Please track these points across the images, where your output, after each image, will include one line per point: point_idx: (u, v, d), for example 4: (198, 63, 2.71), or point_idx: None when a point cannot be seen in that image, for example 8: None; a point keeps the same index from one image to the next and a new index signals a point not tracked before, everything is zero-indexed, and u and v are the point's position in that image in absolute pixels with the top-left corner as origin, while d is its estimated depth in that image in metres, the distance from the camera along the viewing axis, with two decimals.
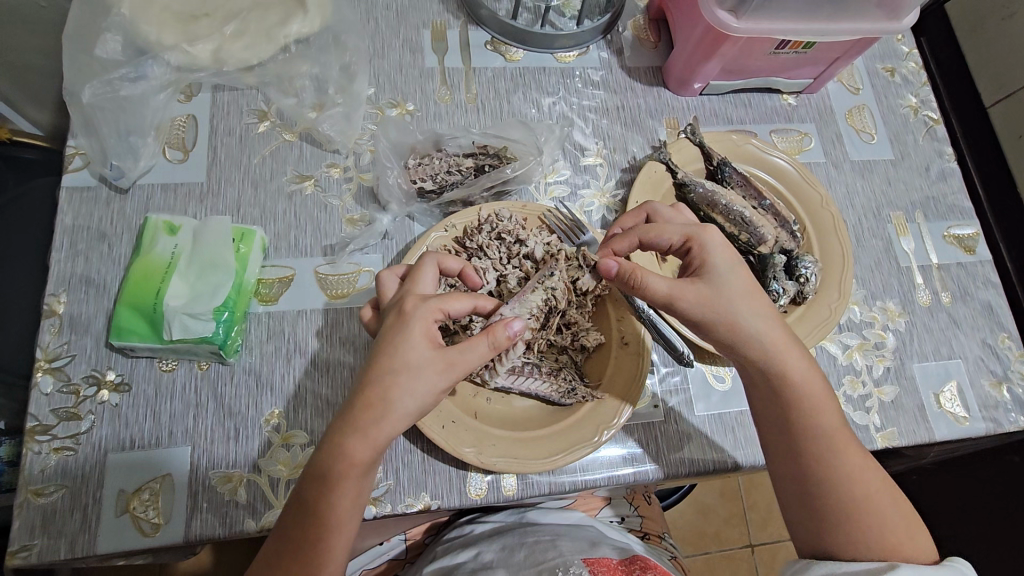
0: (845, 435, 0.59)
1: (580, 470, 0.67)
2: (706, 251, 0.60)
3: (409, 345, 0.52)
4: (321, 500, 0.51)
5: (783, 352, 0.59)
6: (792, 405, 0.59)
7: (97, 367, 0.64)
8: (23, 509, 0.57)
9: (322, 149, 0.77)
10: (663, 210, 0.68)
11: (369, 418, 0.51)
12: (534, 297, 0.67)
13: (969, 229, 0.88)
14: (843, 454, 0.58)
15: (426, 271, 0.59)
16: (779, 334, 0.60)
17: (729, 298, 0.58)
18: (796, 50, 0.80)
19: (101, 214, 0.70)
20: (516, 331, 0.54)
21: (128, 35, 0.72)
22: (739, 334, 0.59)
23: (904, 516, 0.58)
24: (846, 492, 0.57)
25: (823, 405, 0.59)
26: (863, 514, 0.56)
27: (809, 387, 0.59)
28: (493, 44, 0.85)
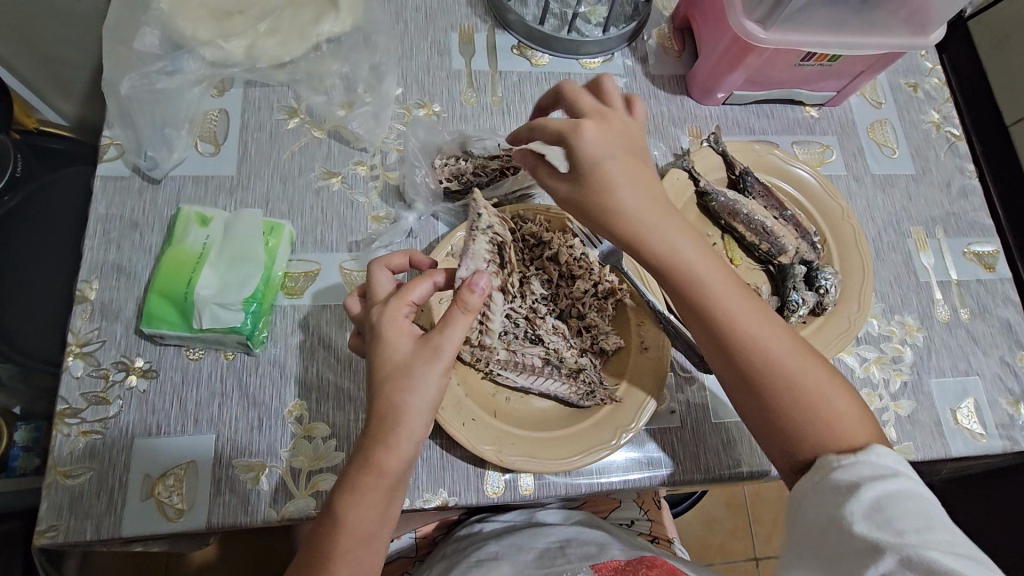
0: (753, 315, 0.54)
1: (595, 473, 0.68)
2: (581, 146, 0.52)
3: (394, 347, 0.53)
4: (345, 510, 0.51)
5: (667, 242, 0.54)
6: (691, 299, 0.55)
7: (126, 354, 0.65)
8: (51, 490, 0.59)
9: (350, 147, 0.78)
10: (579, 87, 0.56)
11: (385, 427, 0.52)
12: (480, 246, 0.63)
13: (989, 246, 0.88)
14: (748, 335, 0.54)
15: (379, 274, 0.60)
16: (666, 223, 0.54)
17: (605, 193, 0.52)
18: (821, 62, 0.81)
19: (134, 204, 0.72)
20: (482, 287, 0.53)
21: (166, 30, 0.74)
22: (625, 232, 0.53)
23: (832, 382, 0.54)
24: (764, 374, 0.54)
25: (720, 285, 0.54)
26: (796, 404, 0.53)
27: (708, 280, 0.54)
28: (520, 48, 0.86)
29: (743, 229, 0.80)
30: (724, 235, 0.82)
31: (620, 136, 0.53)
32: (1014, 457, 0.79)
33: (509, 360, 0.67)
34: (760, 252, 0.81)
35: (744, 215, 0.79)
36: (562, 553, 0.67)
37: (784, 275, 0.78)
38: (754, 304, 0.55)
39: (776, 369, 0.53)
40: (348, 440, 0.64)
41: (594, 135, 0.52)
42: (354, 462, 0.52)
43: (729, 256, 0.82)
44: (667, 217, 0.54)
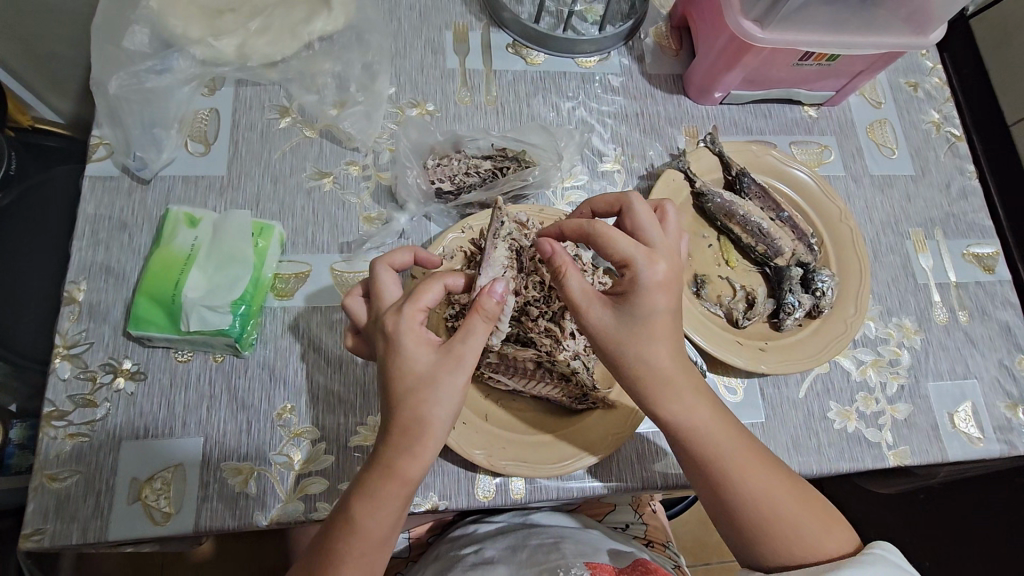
0: (749, 459, 0.58)
1: (588, 477, 0.67)
2: (636, 284, 0.54)
3: (416, 357, 0.52)
4: (363, 516, 0.52)
5: (670, 393, 0.57)
6: (687, 442, 0.58)
7: (114, 356, 0.65)
8: (38, 493, 0.58)
9: (342, 147, 0.77)
10: (641, 211, 0.58)
11: (409, 438, 0.52)
12: (499, 252, 0.66)
13: (988, 248, 0.87)
14: (742, 475, 0.57)
15: (384, 275, 0.59)
16: (677, 370, 0.57)
17: (630, 338, 0.56)
18: (820, 62, 0.80)
19: (123, 205, 0.71)
20: (499, 295, 0.55)
21: (156, 28, 0.73)
22: (640, 374, 0.57)
23: (822, 518, 0.57)
24: (752, 514, 0.57)
25: (720, 430, 0.58)
26: (778, 529, 0.56)
27: (708, 420, 0.58)
28: (515, 47, 0.85)
29: (740, 230, 0.79)
30: (720, 237, 0.81)
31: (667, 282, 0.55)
32: (1013, 462, 0.78)
33: (501, 363, 0.66)
34: (757, 254, 0.80)
35: (740, 216, 0.78)
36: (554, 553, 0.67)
37: (780, 278, 0.78)
38: (752, 448, 0.58)
39: (766, 509, 0.56)
40: (338, 444, 0.64)
41: (645, 277, 0.54)
42: (373, 468, 0.53)
43: (725, 257, 0.81)
44: (677, 369, 0.57)
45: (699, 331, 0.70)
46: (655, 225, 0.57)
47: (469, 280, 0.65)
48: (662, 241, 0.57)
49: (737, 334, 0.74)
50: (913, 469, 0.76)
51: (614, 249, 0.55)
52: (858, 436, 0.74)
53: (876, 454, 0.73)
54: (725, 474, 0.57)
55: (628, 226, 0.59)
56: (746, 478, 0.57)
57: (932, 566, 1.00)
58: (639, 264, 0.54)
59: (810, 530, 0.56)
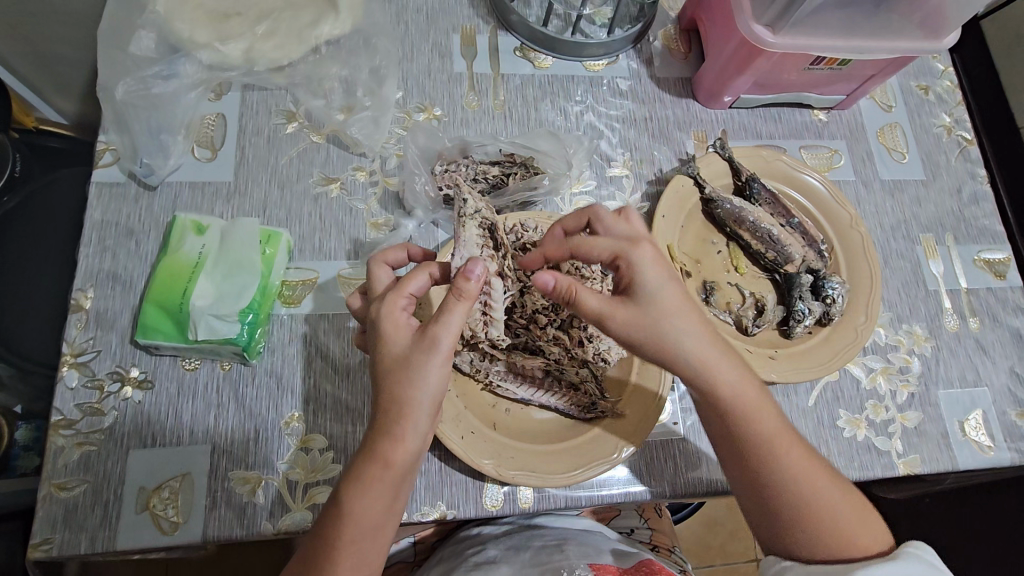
0: (784, 436, 0.57)
1: (596, 486, 0.67)
2: (635, 269, 0.56)
3: (392, 338, 0.53)
4: (349, 503, 0.51)
5: (714, 367, 0.56)
6: (731, 421, 0.57)
7: (121, 364, 0.64)
8: (46, 502, 0.58)
9: (349, 152, 0.77)
10: (606, 217, 0.61)
11: (390, 419, 0.51)
12: (471, 231, 0.64)
13: (1000, 254, 0.86)
14: (784, 454, 0.56)
15: (380, 271, 0.59)
16: (713, 348, 0.56)
17: (661, 314, 0.55)
18: (831, 66, 0.79)
19: (130, 211, 0.71)
20: (477, 276, 0.53)
21: (162, 33, 0.72)
22: (686, 356, 0.55)
23: (850, 496, 0.57)
24: (793, 492, 0.56)
25: (760, 413, 0.57)
26: (818, 511, 0.56)
27: (749, 405, 0.56)
28: (522, 50, 0.85)
29: (749, 237, 0.78)
30: (729, 244, 0.81)
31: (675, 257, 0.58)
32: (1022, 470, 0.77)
33: (509, 372, 0.67)
34: (767, 260, 0.79)
35: (750, 223, 0.77)
36: (560, 548, 0.67)
37: (790, 285, 0.77)
38: (785, 428, 0.58)
39: (803, 487, 0.56)
40: (345, 453, 0.63)
41: (655, 260, 0.56)
42: (361, 455, 0.52)
43: (734, 264, 0.80)
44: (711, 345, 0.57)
45: None
46: (623, 224, 0.60)
47: (445, 269, 0.63)
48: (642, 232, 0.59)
49: (748, 342, 0.73)
50: (922, 477, 0.76)
51: (599, 249, 0.58)
52: (867, 445, 0.73)
53: (885, 463, 0.72)
54: (767, 452, 0.56)
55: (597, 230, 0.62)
56: (787, 455, 0.56)
57: None
58: (628, 249, 0.57)
59: (842, 507, 0.56)
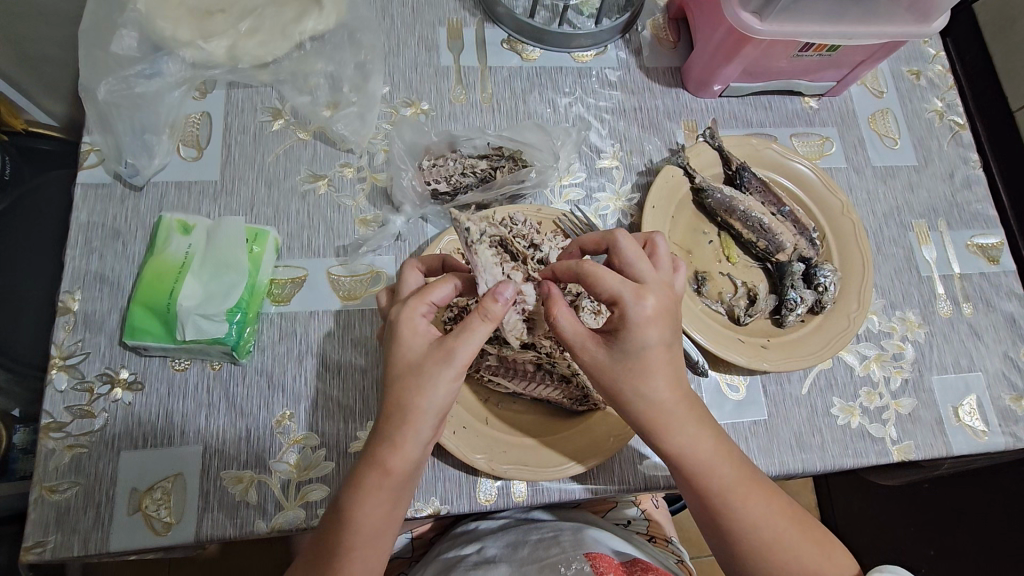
0: (744, 484, 0.56)
1: (590, 479, 0.67)
2: (625, 322, 0.52)
3: (410, 345, 0.52)
4: (352, 506, 0.51)
5: (675, 424, 0.56)
6: (693, 473, 0.56)
7: (111, 366, 0.64)
8: (38, 505, 0.58)
9: (336, 148, 0.76)
10: (627, 248, 0.54)
11: (393, 427, 0.51)
12: (485, 254, 0.61)
13: (993, 239, 0.86)
14: (744, 503, 0.56)
15: (409, 276, 0.58)
16: (678, 405, 0.56)
17: (628, 371, 0.54)
18: (820, 52, 0.79)
19: (116, 212, 0.71)
20: (507, 299, 0.50)
21: (144, 31, 0.72)
22: (640, 409, 0.55)
23: (816, 543, 0.57)
24: (751, 542, 0.56)
25: (721, 461, 0.57)
26: (781, 554, 0.55)
27: (708, 458, 0.56)
28: (510, 43, 0.84)
29: (740, 226, 0.78)
30: (720, 233, 0.80)
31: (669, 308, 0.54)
32: (1016, 453, 0.77)
33: (500, 366, 0.65)
34: (757, 249, 0.79)
35: (740, 212, 0.77)
36: (557, 542, 0.66)
37: (781, 274, 0.77)
38: (746, 473, 0.57)
39: (765, 537, 0.56)
40: (337, 450, 0.63)
41: (643, 312, 0.52)
42: (364, 459, 0.53)
43: (726, 254, 0.79)
44: (677, 397, 0.56)
45: (693, 326, 0.69)
46: (644, 259, 0.54)
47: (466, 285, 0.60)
48: (654, 274, 0.54)
49: (739, 332, 0.73)
50: (917, 463, 0.76)
51: (601, 289, 0.53)
52: (861, 432, 0.73)
53: (879, 450, 0.72)
54: (725, 502, 0.56)
55: (614, 260, 0.56)
56: (747, 504, 0.56)
57: (937, 554, 1.02)
58: (628, 300, 0.52)
59: (808, 555, 0.56)
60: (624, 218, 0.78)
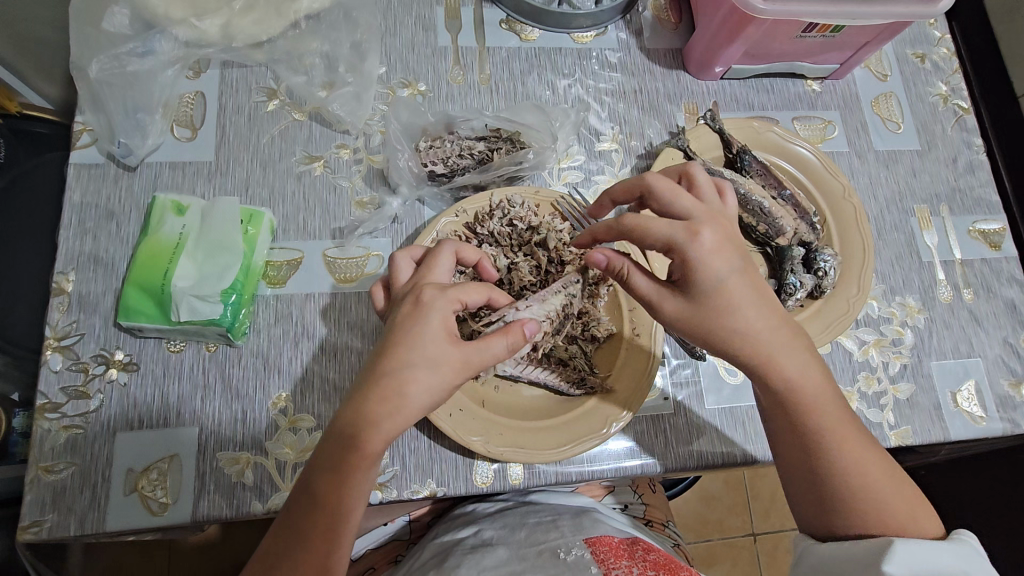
0: (841, 422, 0.57)
1: (587, 461, 0.67)
2: (689, 263, 0.53)
3: (431, 336, 0.51)
4: (333, 491, 0.50)
5: (777, 355, 0.55)
6: (794, 402, 0.56)
7: (106, 347, 0.64)
8: (34, 485, 0.58)
9: (332, 129, 0.75)
10: (662, 189, 0.57)
11: (382, 413, 0.49)
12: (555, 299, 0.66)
13: (995, 224, 0.85)
14: (837, 442, 0.56)
15: (443, 260, 0.57)
16: (779, 330, 0.56)
17: (710, 309, 0.54)
18: (824, 33, 0.77)
19: (109, 192, 0.70)
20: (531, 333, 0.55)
21: (136, 9, 0.71)
22: (744, 337, 0.55)
23: (901, 487, 0.57)
24: (840, 481, 0.56)
25: (823, 397, 0.57)
26: (867, 496, 0.55)
27: (807, 390, 0.56)
28: (508, 23, 0.82)
29: (739, 209, 0.77)
30: None
31: (729, 236, 0.55)
32: (1015, 439, 0.77)
33: None
34: (758, 233, 0.78)
35: (740, 195, 0.76)
36: (554, 526, 0.65)
37: (781, 258, 0.76)
38: (844, 412, 0.57)
39: (856, 476, 0.56)
40: None
41: (709, 240, 0.53)
42: (336, 442, 0.50)
43: None
44: (779, 327, 0.56)
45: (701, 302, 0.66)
46: (684, 196, 0.56)
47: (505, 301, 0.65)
48: (700, 206, 0.55)
49: None
50: (916, 448, 0.76)
51: (652, 236, 0.54)
52: (858, 417, 0.73)
53: (876, 435, 0.72)
54: (819, 435, 0.56)
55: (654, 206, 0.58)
56: (840, 441, 0.56)
57: None
58: (682, 239, 0.53)
59: (895, 508, 0.55)
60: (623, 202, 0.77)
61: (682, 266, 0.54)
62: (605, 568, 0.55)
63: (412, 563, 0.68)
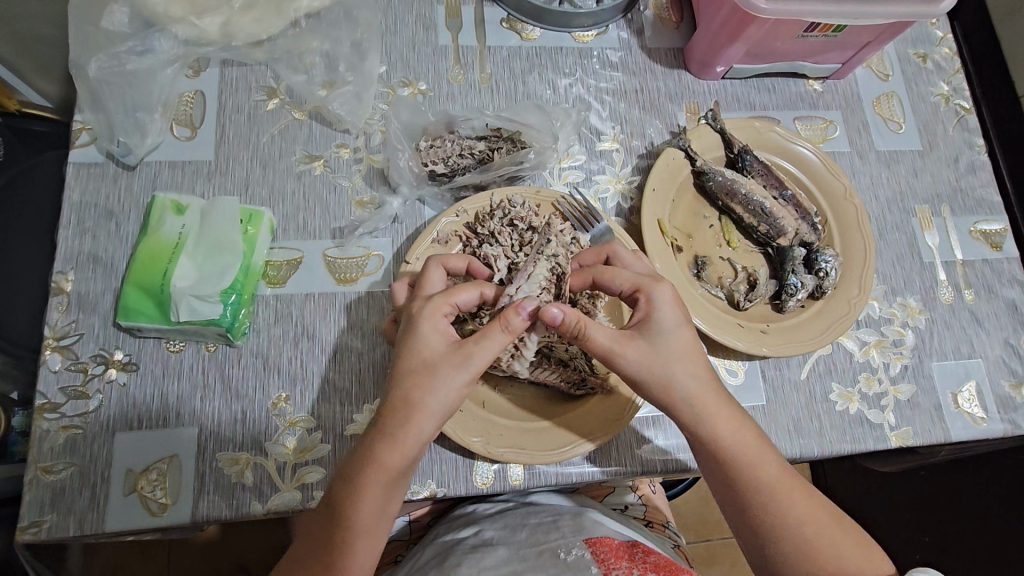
0: (785, 481, 0.58)
1: (587, 462, 0.67)
2: (652, 304, 0.59)
3: (428, 341, 0.54)
4: (348, 502, 0.51)
5: (715, 412, 0.58)
6: (736, 466, 0.58)
7: (105, 347, 0.64)
8: (33, 485, 0.58)
9: (332, 129, 0.75)
10: (624, 255, 0.65)
11: (395, 423, 0.52)
12: (541, 269, 0.65)
13: (997, 224, 0.85)
14: (782, 500, 0.57)
15: (433, 275, 0.60)
16: (717, 390, 0.59)
17: (667, 361, 0.57)
18: (825, 33, 0.77)
19: (109, 191, 0.70)
20: (527, 315, 0.54)
21: (135, 7, 0.71)
22: (688, 393, 0.57)
23: (852, 540, 0.58)
24: (792, 539, 0.56)
25: (763, 457, 0.59)
26: (820, 553, 0.56)
27: (746, 453, 0.58)
28: (509, 22, 0.82)
29: (741, 210, 0.77)
30: (721, 218, 0.79)
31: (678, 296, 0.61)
32: (1015, 440, 0.77)
33: None
34: (759, 234, 0.78)
35: (742, 195, 0.76)
36: (555, 527, 0.65)
37: (782, 258, 0.76)
38: (786, 471, 0.59)
39: (807, 533, 0.56)
40: (335, 432, 0.63)
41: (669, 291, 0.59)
42: (357, 456, 0.53)
43: (726, 238, 0.78)
44: (717, 390, 0.59)
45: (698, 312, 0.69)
46: (638, 262, 0.65)
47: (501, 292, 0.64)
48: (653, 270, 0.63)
49: (738, 316, 0.72)
50: (916, 449, 0.76)
51: (620, 279, 0.61)
52: (859, 418, 0.73)
53: (877, 436, 0.72)
54: (764, 496, 0.57)
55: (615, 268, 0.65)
56: (788, 499, 0.57)
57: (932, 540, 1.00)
58: (647, 283, 0.60)
59: (850, 554, 0.56)
60: (624, 201, 0.77)
61: (644, 316, 0.59)
62: (606, 569, 0.55)
63: (413, 563, 0.67)
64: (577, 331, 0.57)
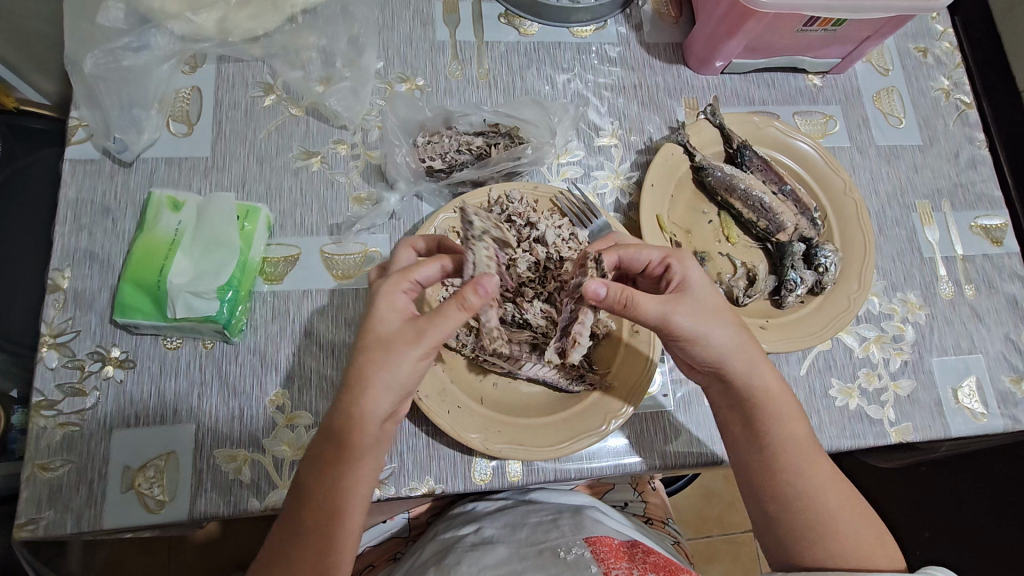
0: (812, 452, 0.58)
1: (585, 458, 0.67)
2: (687, 268, 0.59)
3: (384, 318, 0.53)
4: (324, 479, 0.52)
5: (759, 367, 0.59)
6: (768, 425, 0.58)
7: (101, 344, 0.64)
8: (30, 483, 0.58)
9: (329, 125, 0.75)
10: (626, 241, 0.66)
11: (349, 398, 0.52)
12: (481, 253, 0.58)
13: (997, 220, 0.84)
14: (808, 468, 0.57)
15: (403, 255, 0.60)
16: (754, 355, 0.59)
17: (709, 318, 0.57)
18: (825, 27, 0.76)
19: (106, 188, 0.70)
20: (487, 292, 0.50)
21: (131, 3, 0.70)
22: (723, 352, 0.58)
23: (870, 523, 0.58)
24: (810, 506, 0.57)
25: (795, 423, 0.59)
26: (836, 524, 0.56)
27: (781, 412, 0.59)
28: (507, 17, 0.82)
29: (741, 205, 0.76)
30: (721, 213, 0.79)
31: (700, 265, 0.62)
32: (1015, 436, 0.77)
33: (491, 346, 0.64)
34: (758, 229, 0.78)
35: (741, 190, 0.75)
36: (555, 525, 0.64)
37: (782, 254, 0.76)
38: (814, 443, 0.59)
39: (829, 504, 0.57)
40: None
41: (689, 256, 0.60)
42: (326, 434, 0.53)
43: (725, 234, 0.78)
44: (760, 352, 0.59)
45: None
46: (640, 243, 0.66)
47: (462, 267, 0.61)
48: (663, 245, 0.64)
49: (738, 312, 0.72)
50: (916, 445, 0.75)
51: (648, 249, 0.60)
52: (859, 413, 0.73)
53: (877, 431, 0.72)
54: (791, 459, 0.57)
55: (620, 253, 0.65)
56: (813, 468, 0.57)
57: (932, 536, 0.99)
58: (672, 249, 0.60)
59: (862, 532, 0.57)
60: (623, 197, 0.77)
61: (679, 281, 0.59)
62: (606, 568, 0.54)
63: (412, 560, 0.67)
64: (626, 300, 0.55)
